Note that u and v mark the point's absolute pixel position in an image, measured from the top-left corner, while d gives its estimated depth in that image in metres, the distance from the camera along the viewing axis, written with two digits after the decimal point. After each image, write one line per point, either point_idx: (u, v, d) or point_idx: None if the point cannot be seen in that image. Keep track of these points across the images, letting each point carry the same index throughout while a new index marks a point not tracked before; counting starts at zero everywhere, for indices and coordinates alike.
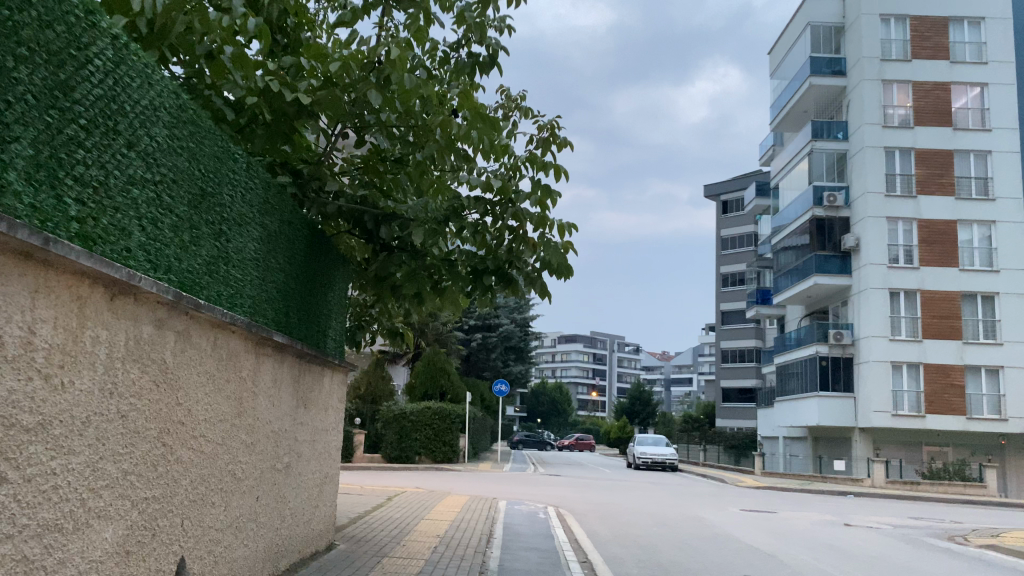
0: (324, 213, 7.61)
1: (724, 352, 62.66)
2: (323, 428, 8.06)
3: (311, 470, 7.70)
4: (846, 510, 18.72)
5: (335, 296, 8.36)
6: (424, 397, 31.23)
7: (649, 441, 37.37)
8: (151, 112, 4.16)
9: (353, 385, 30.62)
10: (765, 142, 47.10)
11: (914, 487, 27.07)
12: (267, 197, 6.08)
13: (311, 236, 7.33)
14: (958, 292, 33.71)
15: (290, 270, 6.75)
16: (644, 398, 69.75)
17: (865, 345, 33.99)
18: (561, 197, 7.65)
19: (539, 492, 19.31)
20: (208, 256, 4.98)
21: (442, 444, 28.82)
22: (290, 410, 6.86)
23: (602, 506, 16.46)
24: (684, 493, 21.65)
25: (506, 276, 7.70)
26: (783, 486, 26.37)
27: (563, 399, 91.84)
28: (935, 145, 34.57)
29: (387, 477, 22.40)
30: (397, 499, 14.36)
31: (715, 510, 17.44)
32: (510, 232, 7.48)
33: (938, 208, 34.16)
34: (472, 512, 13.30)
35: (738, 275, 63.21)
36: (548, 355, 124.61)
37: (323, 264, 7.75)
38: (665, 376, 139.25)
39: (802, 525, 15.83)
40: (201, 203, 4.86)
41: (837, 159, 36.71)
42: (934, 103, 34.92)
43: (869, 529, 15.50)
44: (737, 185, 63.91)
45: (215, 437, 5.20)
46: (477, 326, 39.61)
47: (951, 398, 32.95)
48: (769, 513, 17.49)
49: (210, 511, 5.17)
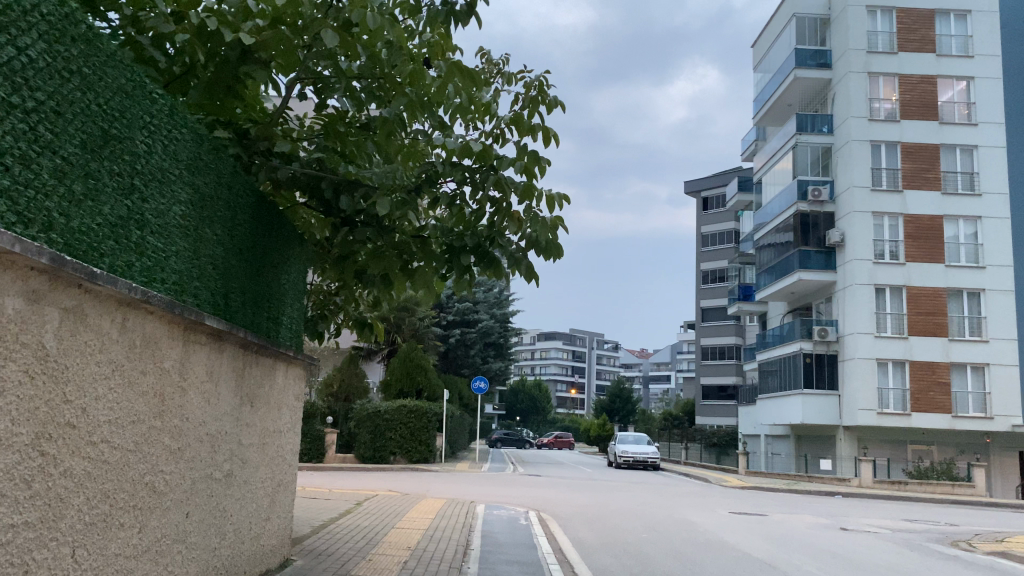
0: (275, 181, 6.60)
1: (703, 349, 62.16)
2: (276, 430, 7.05)
3: (261, 477, 6.70)
4: (839, 512, 18.00)
5: (290, 279, 7.33)
6: (400, 394, 30.20)
7: (630, 440, 36.54)
8: (20, 17, 3.16)
9: (326, 382, 29.49)
10: (748, 137, 46.51)
11: (901, 487, 26.48)
12: (198, 152, 5.05)
13: (258, 207, 6.31)
14: (944, 289, 33.23)
15: (232, 247, 5.75)
16: (623, 396, 69.04)
17: (850, 341, 33.44)
18: (551, 165, 6.68)
19: (520, 494, 18.41)
20: (113, 216, 3.98)
21: (418, 444, 27.79)
22: (231, 409, 5.84)
23: (587, 510, 15.56)
24: (669, 494, 20.82)
25: (487, 255, 6.65)
26: (769, 486, 25.66)
27: (542, 397, 91.00)
28: (921, 138, 34.06)
29: (359, 478, 21.35)
30: (367, 504, 13.35)
31: (704, 514, 16.59)
32: (492, 205, 6.52)
33: (924, 203, 33.68)
34: (448, 518, 12.32)
35: (718, 272, 62.68)
36: (526, 352, 123.76)
37: (274, 240, 6.73)
38: (644, 374, 138.82)
39: (797, 529, 15.06)
40: (104, 148, 3.87)
41: (822, 153, 36.09)
42: (920, 96, 34.41)
43: (867, 533, 14.76)
44: (718, 181, 63.38)
45: (124, 443, 4.18)
46: (454, 321, 38.67)
47: (936, 396, 32.47)
48: (760, 516, 16.71)
49: (117, 535, 4.14)
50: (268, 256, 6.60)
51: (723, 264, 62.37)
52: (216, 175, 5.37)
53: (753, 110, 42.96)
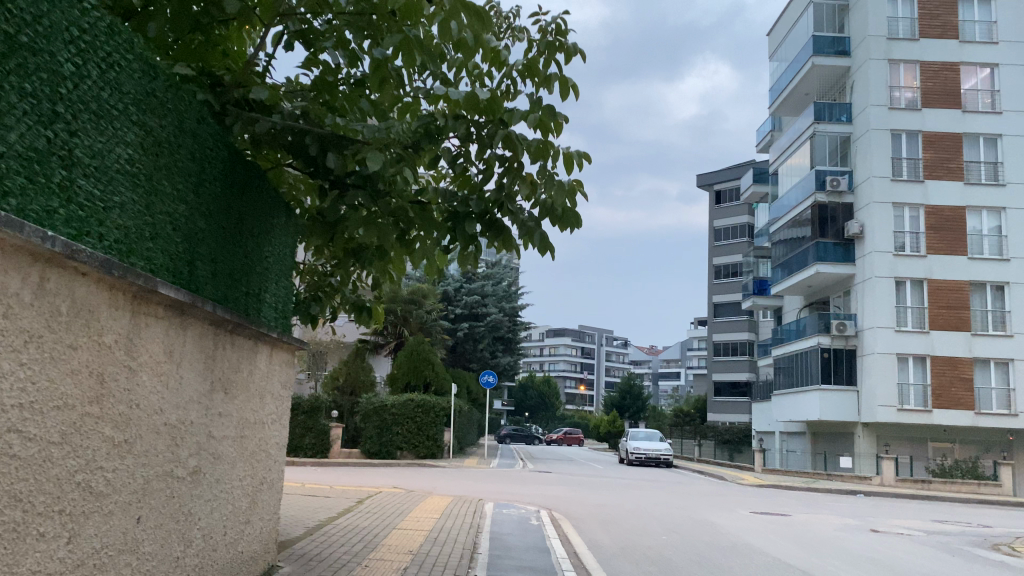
0: (254, 138, 5.75)
1: (715, 345, 61.26)
2: (257, 422, 6.23)
3: (240, 473, 5.88)
4: (865, 513, 17.11)
5: (274, 251, 6.49)
6: (407, 389, 29.39)
7: (642, 435, 35.71)
8: None
9: (331, 375, 28.80)
10: (763, 128, 45.49)
11: (926, 485, 25.48)
12: (149, 86, 4.20)
13: (233, 164, 5.46)
14: (967, 282, 32.19)
15: (199, 207, 4.92)
16: (634, 392, 68.13)
17: (870, 336, 32.42)
18: (569, 120, 5.78)
19: (530, 492, 17.56)
20: (24, 148, 3.17)
21: (425, 439, 27.03)
22: (198, 396, 5.01)
23: (601, 509, 14.73)
24: (685, 492, 19.94)
25: (495, 223, 5.77)
26: (787, 484, 24.76)
27: (551, 393, 90.22)
28: (943, 127, 33.00)
29: (362, 473, 20.56)
30: (368, 502, 12.55)
31: (724, 514, 15.73)
32: (500, 165, 5.64)
33: (946, 193, 32.61)
34: (453, 518, 11.52)
35: (731, 266, 61.68)
36: (535, 348, 122.98)
37: (253, 206, 5.90)
38: (654, 370, 137.73)
39: (824, 531, 14.21)
40: (10, 59, 3.06)
41: (840, 143, 35.07)
42: (942, 84, 33.32)
43: (899, 536, 13.91)
44: (731, 174, 62.30)
45: (45, 434, 3.38)
46: (463, 315, 37.91)
47: (959, 392, 31.47)
48: (784, 517, 15.85)
49: (34, 548, 3.33)
50: (246, 223, 5.78)
51: (736, 259, 61.38)
52: (177, 120, 4.54)
53: (769, 100, 41.94)
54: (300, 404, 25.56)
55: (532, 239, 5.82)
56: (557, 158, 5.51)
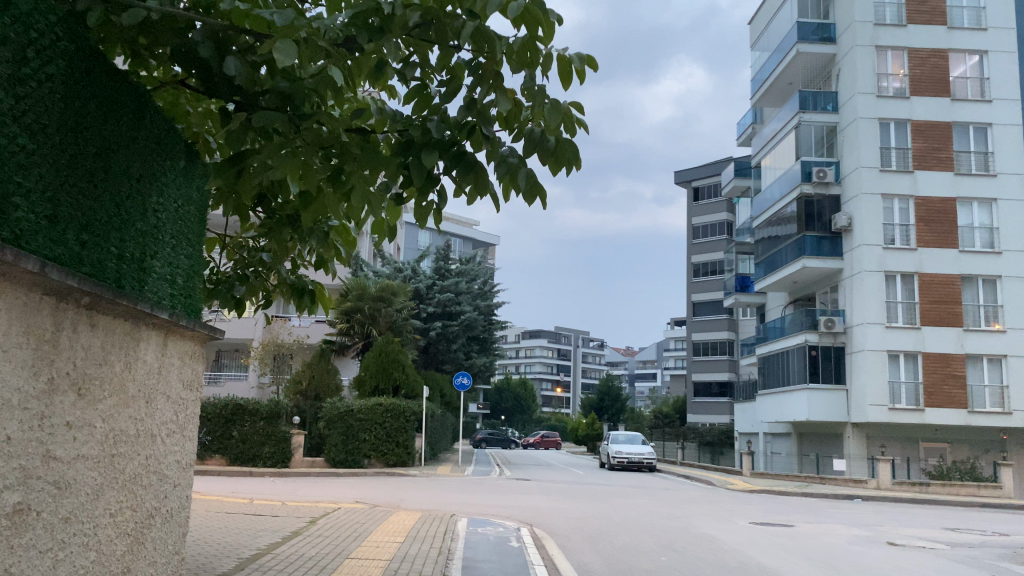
0: (124, 37, 4.12)
1: (694, 344, 60.20)
2: (141, 432, 4.53)
3: (110, 505, 4.18)
4: (873, 521, 15.74)
5: (167, 203, 4.84)
6: (376, 392, 27.71)
7: (624, 439, 34.24)
8: None
9: (294, 378, 27.03)
10: (744, 121, 44.41)
11: (924, 488, 24.24)
12: None
13: (85, 65, 3.80)
14: (958, 276, 31.16)
15: (21, 115, 3.30)
16: (612, 393, 66.77)
17: (860, 332, 31.26)
18: (563, 14, 4.22)
19: (508, 504, 15.94)
20: None
21: (396, 446, 25.34)
22: (20, 397, 3.36)
23: (589, 523, 13.19)
24: (674, 500, 18.47)
25: (464, 158, 4.17)
26: (780, 488, 23.41)
27: (526, 395, 88.72)
28: (932, 116, 32.01)
29: (324, 486, 18.79)
30: (323, 523, 10.84)
31: (720, 525, 14.28)
32: (469, 73, 4.07)
33: (935, 184, 31.59)
34: (420, 540, 9.91)
35: (710, 265, 60.50)
36: (511, 350, 121.33)
37: (132, 133, 4.28)
38: (630, 372, 136.74)
39: (837, 544, 12.80)
40: None
41: (826, 133, 33.92)
42: (930, 72, 32.37)
43: (920, 549, 12.56)
44: (709, 170, 61.17)
45: None
46: (436, 313, 36.18)
47: (951, 390, 30.43)
48: (788, 527, 14.43)
49: None
50: (121, 155, 4.16)
51: (714, 257, 60.21)
52: None
53: (751, 91, 40.80)
54: (258, 409, 23.80)
55: (518, 185, 4.28)
56: (552, 65, 3.97)
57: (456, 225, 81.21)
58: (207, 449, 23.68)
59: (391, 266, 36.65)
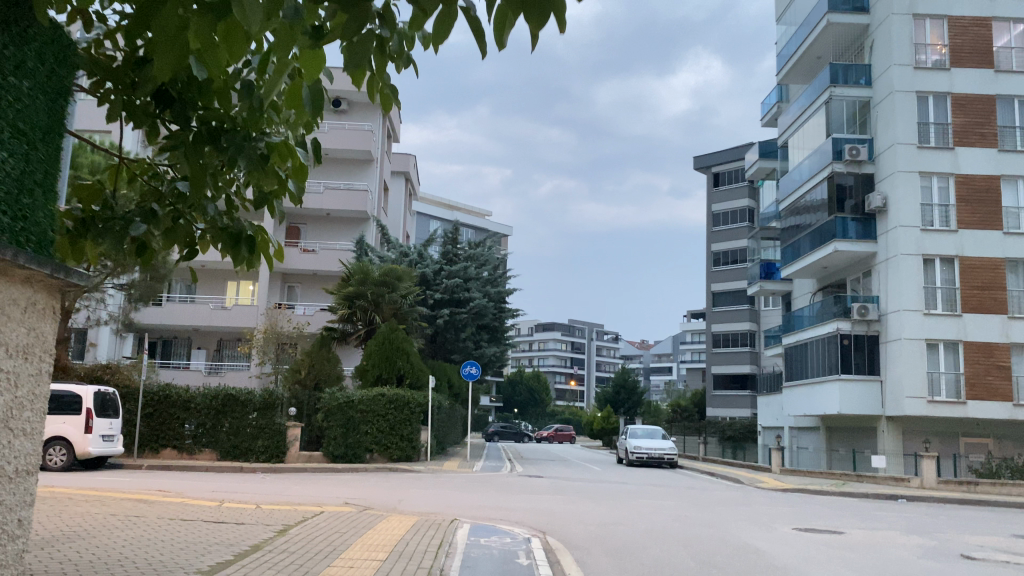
0: None
1: (714, 335, 58.33)
2: None
3: None
4: (934, 528, 13.80)
5: None
6: (378, 382, 25.95)
7: (642, 433, 32.31)
8: None
9: (292, 367, 25.35)
10: (769, 99, 42.36)
11: (973, 488, 22.20)
12: None
13: None
14: (1003, 259, 29.06)
15: None
16: (629, 386, 64.84)
17: (896, 320, 29.22)
18: None
19: (518, 506, 14.14)
20: None
21: (399, 439, 23.60)
22: None
23: (612, 532, 11.39)
24: (705, 501, 16.63)
25: None
26: (814, 487, 21.52)
27: (539, 388, 86.87)
28: (973, 89, 29.86)
29: (316, 484, 17.00)
30: (293, 534, 8.99)
31: (761, 533, 12.44)
32: None
33: (978, 162, 29.48)
34: (409, 556, 8.11)
35: (731, 253, 58.37)
36: (524, 343, 119.47)
37: None
38: (645, 365, 134.47)
39: (903, 557, 10.93)
40: None
41: (859, 109, 31.85)
42: (972, 41, 30.22)
43: (1002, 564, 10.64)
44: (730, 156, 58.97)
45: None
46: (443, 300, 34.26)
47: (995, 382, 28.35)
48: (839, 535, 12.58)
49: None
50: None
51: (735, 245, 58.03)
52: None
53: (776, 68, 38.78)
54: (250, 399, 22.13)
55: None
56: None
57: (467, 214, 79.52)
58: (196, 442, 22.00)
59: (396, 250, 34.86)
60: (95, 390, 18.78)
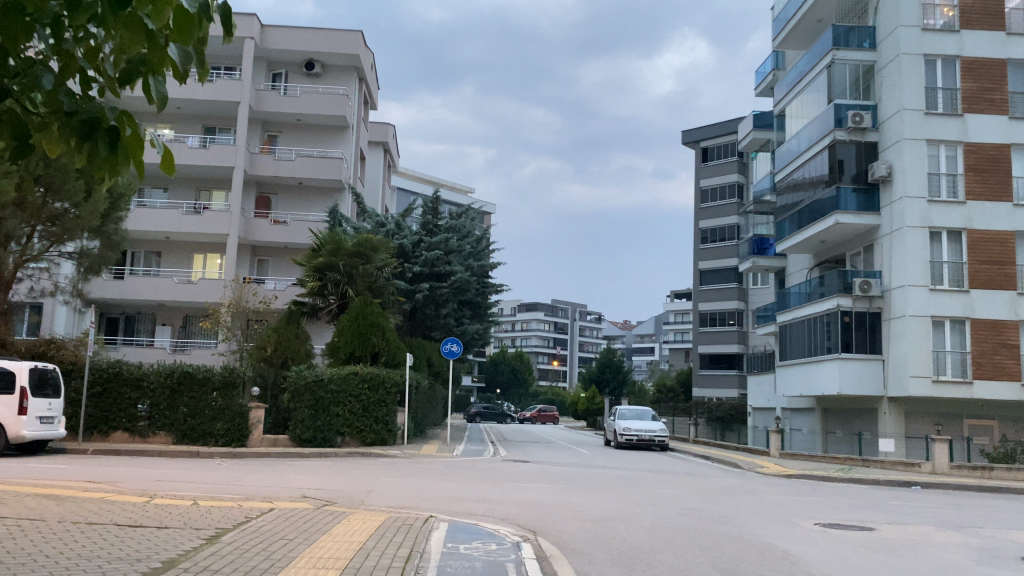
0: None
1: (701, 315, 57.04)
2: None
3: None
4: (974, 523, 12.22)
5: None
6: (351, 360, 24.06)
7: (632, 414, 30.76)
8: None
9: (258, 344, 23.44)
10: (764, 67, 40.55)
11: (988, 472, 20.79)
12: None
13: None
14: (1012, 233, 27.56)
15: None
16: (614, 366, 63.50)
17: (900, 296, 27.73)
18: None
19: (504, 498, 12.41)
20: None
21: (373, 422, 21.76)
22: None
23: (615, 533, 9.66)
24: (709, 491, 15.01)
25: None
26: (820, 474, 20.01)
27: (522, 368, 85.46)
28: (984, 53, 28.23)
29: (276, 472, 15.17)
30: (224, 544, 7.12)
31: (785, 530, 10.81)
32: None
33: (988, 130, 27.90)
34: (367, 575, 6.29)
35: (719, 230, 56.82)
36: (507, 323, 117.94)
37: None
38: (629, 346, 133.50)
39: (958, 560, 9.30)
40: None
41: (862, 74, 30.13)
42: (983, 2, 28.55)
43: None
44: (720, 130, 57.23)
45: None
46: (422, 274, 32.26)
47: (1003, 361, 27.02)
48: (873, 533, 10.95)
49: None
50: None
51: (723, 222, 56.51)
52: None
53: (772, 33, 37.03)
54: (209, 377, 20.21)
55: None
56: None
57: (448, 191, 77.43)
58: (151, 424, 20.12)
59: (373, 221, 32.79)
60: (32, 366, 16.75)
